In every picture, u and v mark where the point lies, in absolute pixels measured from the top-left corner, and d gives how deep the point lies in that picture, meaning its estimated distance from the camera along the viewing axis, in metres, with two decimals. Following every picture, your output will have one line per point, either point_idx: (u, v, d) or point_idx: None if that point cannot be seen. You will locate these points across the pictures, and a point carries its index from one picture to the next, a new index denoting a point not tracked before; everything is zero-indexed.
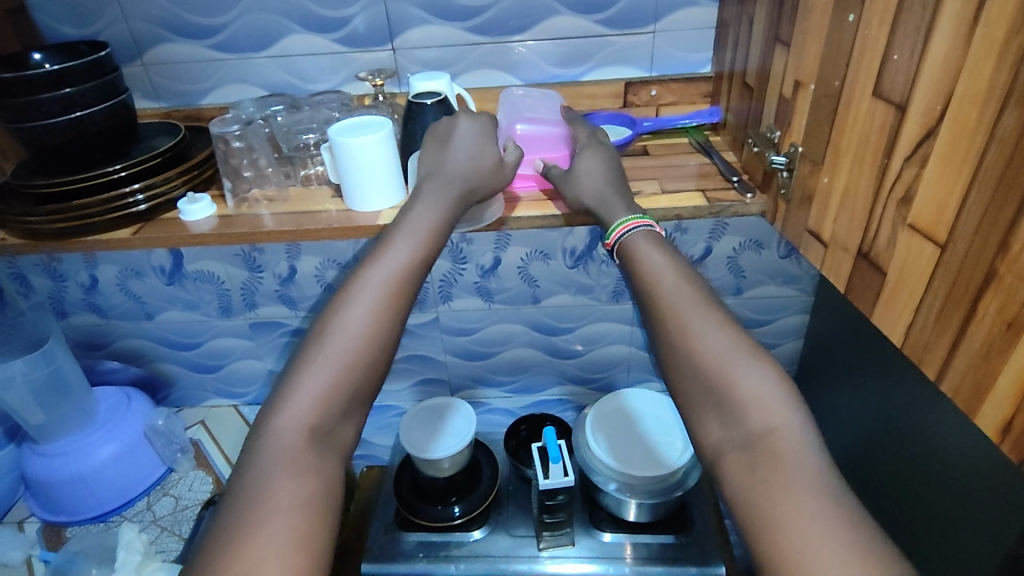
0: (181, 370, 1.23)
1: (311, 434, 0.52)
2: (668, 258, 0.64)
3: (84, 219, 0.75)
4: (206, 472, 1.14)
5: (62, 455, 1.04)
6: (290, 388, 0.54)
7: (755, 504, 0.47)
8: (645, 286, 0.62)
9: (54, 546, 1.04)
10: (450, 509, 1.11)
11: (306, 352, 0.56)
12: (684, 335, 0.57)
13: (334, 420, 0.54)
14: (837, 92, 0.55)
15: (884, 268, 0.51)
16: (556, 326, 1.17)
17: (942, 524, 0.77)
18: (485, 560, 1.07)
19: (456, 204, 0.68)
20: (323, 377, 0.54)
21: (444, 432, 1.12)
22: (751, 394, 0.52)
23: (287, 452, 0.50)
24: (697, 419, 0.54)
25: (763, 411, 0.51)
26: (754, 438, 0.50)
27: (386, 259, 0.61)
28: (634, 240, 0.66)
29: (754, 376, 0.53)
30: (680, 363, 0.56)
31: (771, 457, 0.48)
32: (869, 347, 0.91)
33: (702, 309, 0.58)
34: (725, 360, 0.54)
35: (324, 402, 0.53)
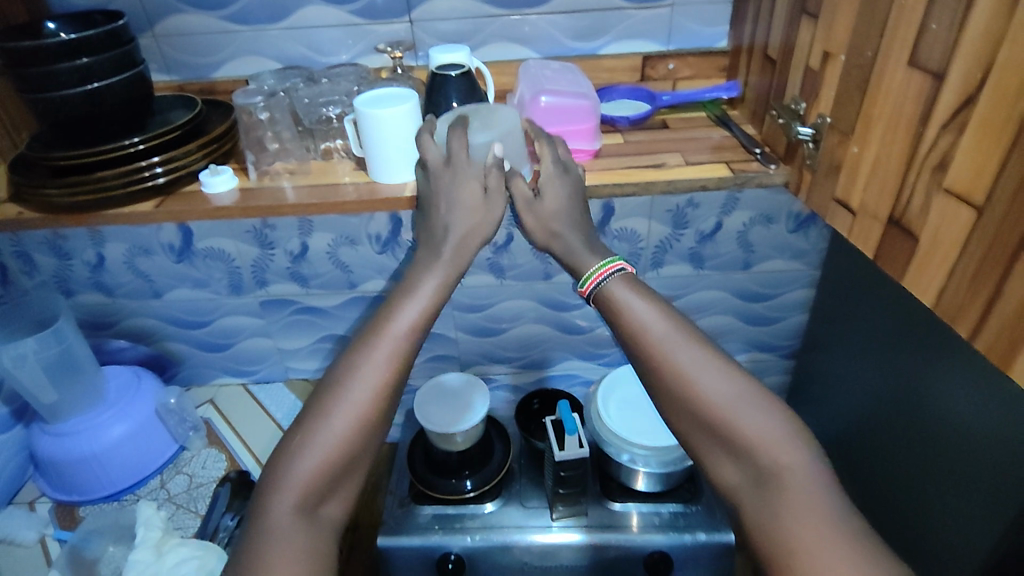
0: (189, 349, 1.22)
1: (299, 512, 0.59)
2: (647, 301, 0.67)
3: (104, 192, 0.74)
4: (220, 451, 1.15)
5: (74, 434, 1.04)
6: (295, 450, 0.60)
7: (775, 543, 0.56)
8: (630, 336, 0.66)
9: (68, 525, 1.04)
10: (464, 483, 1.13)
11: (295, 436, 0.62)
12: (685, 387, 0.62)
13: (320, 499, 0.60)
14: (869, 62, 0.56)
15: (917, 233, 0.52)
16: (567, 302, 1.18)
17: (947, 487, 0.80)
18: (499, 532, 1.09)
19: (454, 270, 0.69)
20: (313, 462, 0.60)
21: (459, 406, 1.13)
22: (756, 433, 0.59)
23: (277, 530, 0.57)
24: (710, 459, 0.62)
25: (772, 451, 0.59)
26: (768, 480, 0.58)
27: (381, 336, 0.64)
28: (613, 284, 0.69)
29: (763, 415, 0.60)
30: (682, 411, 0.63)
31: (783, 492, 0.57)
32: (877, 318, 0.93)
33: (704, 357, 0.63)
34: (728, 409, 0.61)
35: (317, 474, 0.60)
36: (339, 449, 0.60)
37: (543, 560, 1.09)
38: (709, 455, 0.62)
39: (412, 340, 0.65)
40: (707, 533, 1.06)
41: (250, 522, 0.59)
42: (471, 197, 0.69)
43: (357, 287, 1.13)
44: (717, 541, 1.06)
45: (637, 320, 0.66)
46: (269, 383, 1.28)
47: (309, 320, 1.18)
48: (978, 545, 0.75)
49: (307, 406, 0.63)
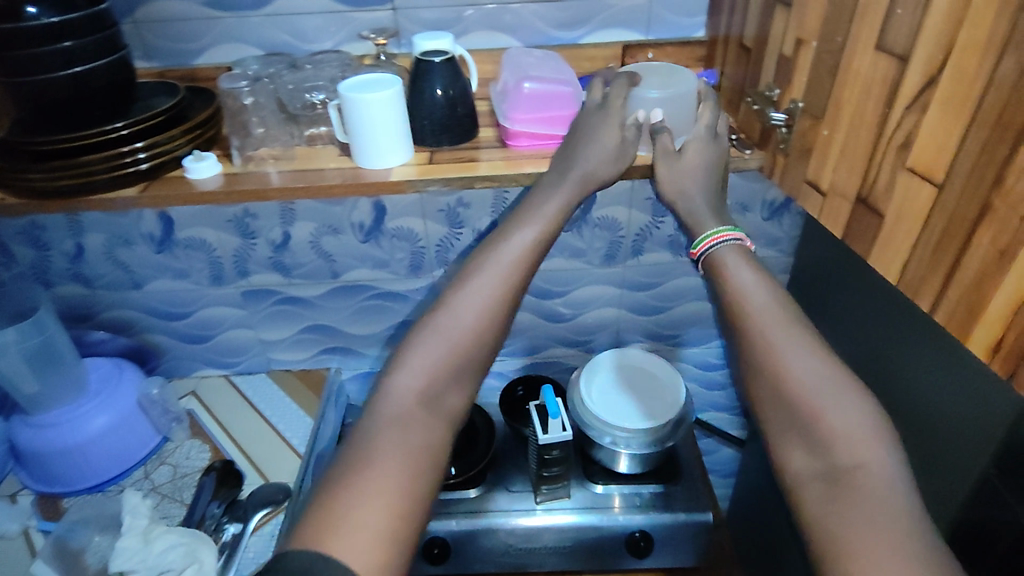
0: (171, 340, 1.21)
1: (424, 402, 0.61)
2: (757, 275, 0.71)
3: (87, 178, 0.74)
4: (203, 441, 1.14)
5: (56, 425, 1.03)
6: (401, 358, 0.64)
7: (832, 527, 0.55)
8: (731, 298, 0.71)
9: (51, 516, 1.03)
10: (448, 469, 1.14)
11: (423, 332, 0.66)
12: (771, 350, 0.66)
13: (439, 394, 0.63)
14: (839, 48, 0.58)
15: (882, 210, 0.55)
16: (549, 289, 1.19)
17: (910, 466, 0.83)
18: (484, 516, 1.10)
19: (576, 198, 0.76)
20: (437, 362, 0.64)
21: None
22: (838, 424, 0.60)
23: (401, 415, 0.59)
24: (778, 436, 0.63)
25: (849, 443, 0.59)
26: (842, 470, 0.58)
27: (505, 255, 0.71)
28: (723, 252, 0.73)
29: (846, 406, 0.61)
30: (767, 381, 0.65)
31: (851, 485, 0.56)
32: (845, 302, 0.96)
33: (798, 333, 0.67)
34: (816, 386, 0.62)
35: (431, 375, 0.63)
36: (462, 349, 0.65)
37: (527, 542, 1.11)
38: (778, 432, 0.63)
39: (530, 258, 0.72)
40: (686, 513, 1.09)
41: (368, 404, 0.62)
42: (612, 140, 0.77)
43: (341, 276, 1.14)
44: (696, 520, 1.09)
45: (739, 282, 0.71)
46: (253, 373, 1.28)
47: (293, 310, 1.18)
48: (940, 518, 0.77)
49: (425, 319, 0.67)
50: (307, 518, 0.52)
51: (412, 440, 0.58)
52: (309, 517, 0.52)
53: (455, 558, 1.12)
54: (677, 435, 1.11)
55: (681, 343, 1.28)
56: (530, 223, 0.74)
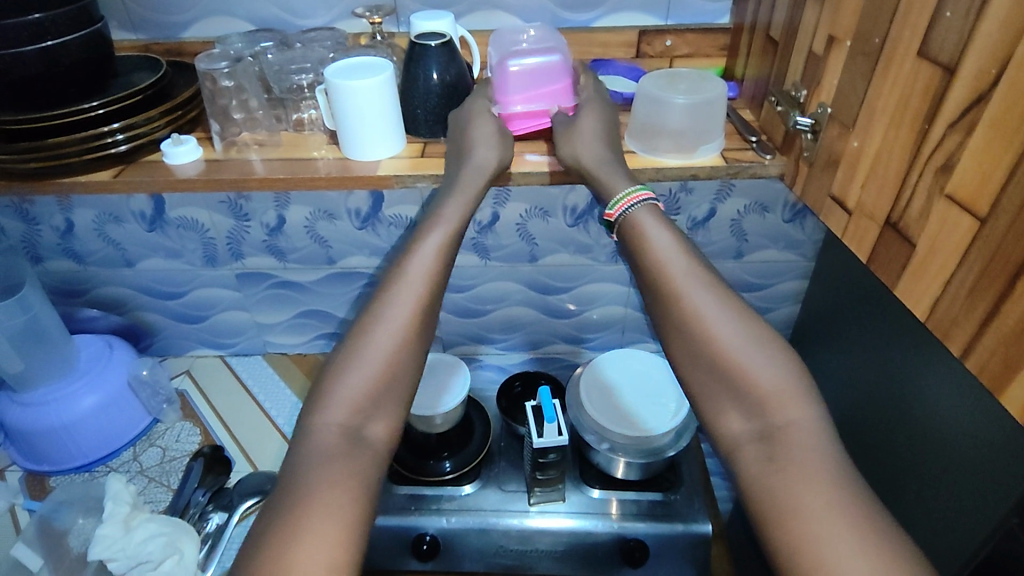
0: (164, 319, 1.19)
1: (344, 436, 0.59)
2: (670, 233, 0.68)
3: (60, 160, 0.70)
4: (194, 424, 1.12)
5: (43, 404, 1.01)
6: (335, 384, 0.61)
7: (778, 505, 0.53)
8: (652, 262, 0.67)
9: (38, 495, 1.02)
10: (442, 464, 1.11)
11: (340, 356, 0.63)
12: (694, 313, 0.63)
13: (364, 419, 0.60)
14: (877, 50, 0.51)
15: (914, 239, 0.49)
16: (552, 285, 1.14)
17: (923, 498, 0.77)
18: (476, 514, 1.07)
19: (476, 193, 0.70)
20: (356, 378, 0.61)
21: (439, 391, 1.11)
22: (767, 381, 0.59)
23: (321, 455, 0.58)
24: (712, 405, 0.61)
25: (782, 404, 0.58)
26: (774, 429, 0.57)
27: (408, 257, 0.67)
28: (638, 213, 0.69)
29: (767, 361, 0.60)
30: (696, 351, 0.63)
31: (789, 449, 0.56)
32: (868, 316, 0.89)
33: (718, 290, 0.65)
34: (736, 348, 0.61)
35: (364, 395, 0.61)
36: (386, 355, 0.63)
37: (520, 545, 1.08)
38: (711, 399, 0.61)
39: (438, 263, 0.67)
40: (684, 524, 1.05)
41: (297, 446, 0.59)
42: (490, 130, 0.72)
43: (336, 263, 1.09)
44: (694, 532, 1.05)
45: (657, 246, 0.67)
46: (247, 356, 1.25)
47: (287, 295, 1.15)
48: (954, 564, 0.71)
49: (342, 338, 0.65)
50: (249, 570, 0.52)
51: (340, 478, 0.56)
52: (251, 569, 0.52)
53: (444, 558, 1.10)
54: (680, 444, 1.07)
55: None
56: (441, 226, 0.68)
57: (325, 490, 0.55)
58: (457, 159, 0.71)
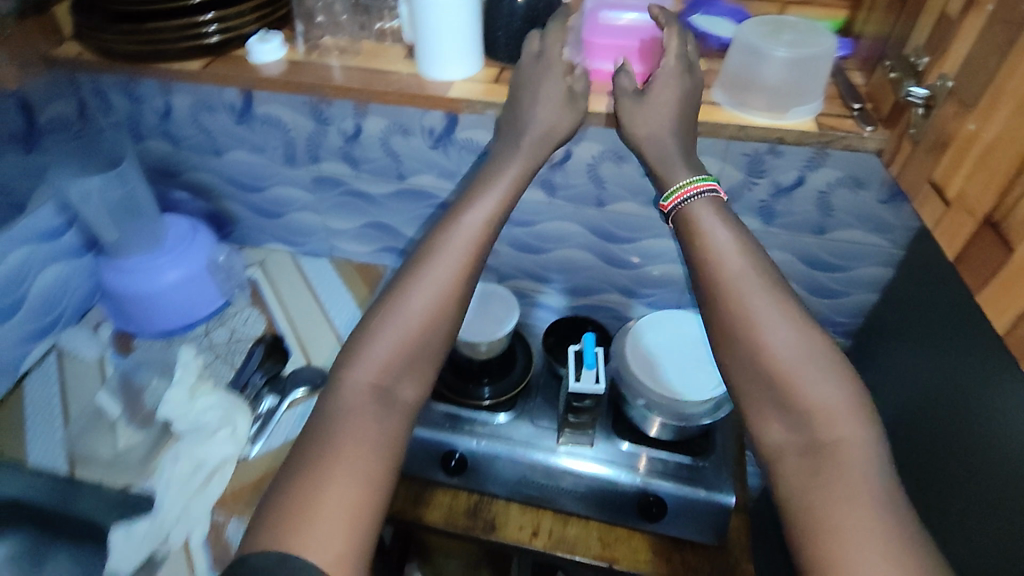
0: (245, 211, 1.26)
1: (375, 393, 0.63)
2: (733, 231, 0.65)
3: (157, 45, 0.73)
4: (260, 312, 1.21)
5: (132, 272, 1.10)
6: (372, 336, 0.65)
7: (815, 518, 0.53)
8: (705, 260, 0.64)
9: (123, 350, 1.15)
10: (481, 389, 1.15)
11: (379, 311, 0.67)
12: (749, 320, 0.60)
13: (395, 380, 0.64)
14: (1021, 20, 0.44)
15: (1013, 245, 0.43)
16: (616, 234, 1.12)
17: (967, 516, 0.74)
18: (505, 442, 1.11)
19: (532, 162, 0.70)
20: (392, 342, 0.64)
21: (486, 319, 1.13)
22: (819, 399, 0.57)
23: (352, 408, 0.61)
24: (758, 414, 0.60)
25: (836, 426, 0.56)
26: (820, 445, 0.56)
27: (464, 219, 0.68)
28: (696, 207, 0.66)
29: (819, 381, 0.58)
30: (746, 360, 0.60)
31: (835, 465, 0.55)
32: (946, 319, 0.83)
33: (777, 300, 0.61)
34: (792, 361, 0.58)
35: (397, 350, 0.64)
36: (426, 322, 0.65)
37: (544, 480, 1.10)
38: (757, 407, 0.60)
39: (487, 233, 0.68)
40: (709, 491, 1.04)
41: (328, 395, 0.63)
42: (556, 94, 0.69)
43: (407, 179, 1.11)
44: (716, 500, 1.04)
45: (714, 245, 0.64)
46: (316, 257, 1.31)
47: (357, 204, 1.18)
48: None
49: (380, 298, 0.67)
50: (276, 500, 0.56)
51: (364, 435, 0.60)
52: (276, 500, 0.56)
53: (472, 478, 1.14)
54: (714, 415, 1.06)
55: None
56: (493, 198, 0.69)
57: (352, 449, 0.59)
58: (521, 94, 0.69)
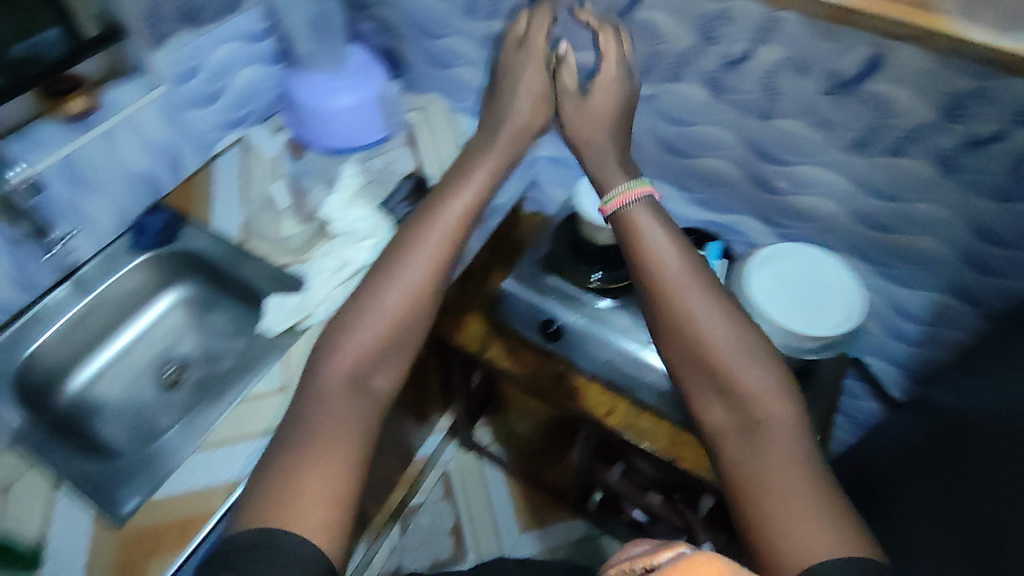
0: (416, 56, 1.33)
1: (350, 381, 0.76)
2: (674, 237, 0.83)
3: None
4: (411, 155, 1.31)
5: (317, 87, 1.24)
6: (352, 325, 0.80)
7: (751, 484, 0.67)
8: (650, 265, 0.82)
9: (295, 156, 1.29)
10: (592, 273, 1.19)
11: (355, 306, 0.82)
12: (685, 316, 0.78)
13: (369, 371, 0.78)
14: None
15: None
16: (772, 153, 1.09)
17: (924, 532, 0.70)
18: (603, 323, 1.18)
19: (509, 147, 0.97)
20: (369, 335, 0.79)
21: (615, 204, 1.14)
22: (752, 383, 0.73)
23: (328, 394, 0.75)
24: (699, 398, 0.77)
25: (766, 405, 0.72)
26: (754, 423, 0.71)
27: (472, 177, 0.93)
28: (632, 210, 0.86)
29: (752, 368, 0.75)
30: (690, 351, 0.78)
31: (763, 437, 0.69)
32: (1006, 352, 0.79)
33: (698, 285, 0.79)
34: (728, 352, 0.75)
35: (376, 337, 0.79)
36: (409, 299, 0.82)
37: (631, 369, 1.17)
38: (699, 390, 0.77)
39: (467, 216, 0.90)
40: None
41: (309, 385, 0.76)
42: (526, 108, 0.97)
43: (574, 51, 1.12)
44: None
45: (653, 242, 0.83)
46: (470, 115, 1.38)
47: None
48: None
49: (368, 279, 0.84)
50: (266, 475, 0.67)
51: (337, 414, 0.73)
52: (267, 474, 0.67)
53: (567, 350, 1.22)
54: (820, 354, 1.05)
55: (884, 272, 1.15)
56: (465, 199, 0.90)
57: (330, 426, 0.71)
58: (507, 88, 0.98)
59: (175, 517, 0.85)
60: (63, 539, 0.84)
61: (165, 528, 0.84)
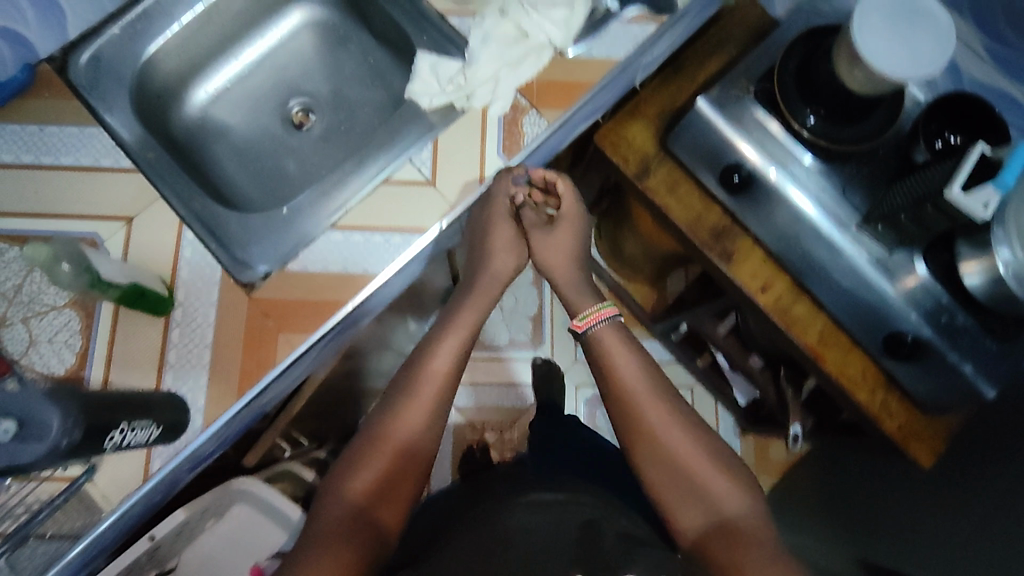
0: None
1: (356, 512, 0.70)
2: (631, 348, 0.80)
3: None
4: None
5: None
6: (350, 467, 0.73)
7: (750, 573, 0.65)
8: (619, 402, 0.78)
9: None
10: (809, 117, 0.94)
11: (345, 461, 0.75)
12: (660, 439, 0.74)
13: (372, 504, 0.71)
14: None
15: None
16: None
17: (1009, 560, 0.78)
18: (795, 184, 0.98)
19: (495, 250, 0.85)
20: (367, 479, 0.72)
21: (910, 43, 0.79)
22: (721, 489, 0.72)
23: (334, 524, 0.68)
24: (673, 503, 0.73)
25: (728, 495, 0.72)
26: (727, 519, 0.71)
27: (448, 334, 0.80)
28: (602, 330, 0.81)
29: (718, 476, 0.73)
30: (665, 467, 0.74)
31: (747, 534, 0.69)
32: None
33: (665, 407, 0.77)
34: (700, 461, 0.74)
35: (375, 450, 0.73)
36: (413, 437, 0.74)
37: (814, 252, 0.98)
38: (674, 499, 0.73)
39: (446, 388, 0.78)
40: (976, 371, 0.94)
41: (317, 512, 0.71)
42: (506, 240, 0.85)
43: None
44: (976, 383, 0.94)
45: (623, 364, 0.79)
46: None
47: None
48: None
49: (358, 437, 0.76)
50: None
51: (344, 542, 0.66)
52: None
53: (743, 206, 0.99)
54: None
55: None
56: (455, 334, 0.80)
57: (336, 549, 0.65)
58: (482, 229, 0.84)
59: (307, 297, 0.81)
60: (194, 290, 0.80)
61: (296, 307, 0.81)
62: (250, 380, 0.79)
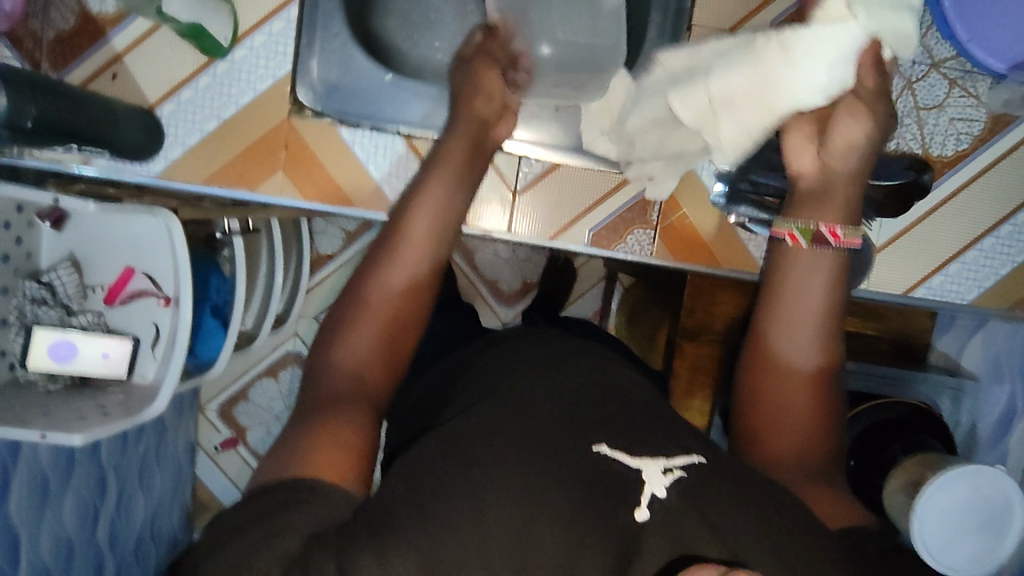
0: None
1: (355, 378, 0.48)
2: (821, 266, 0.53)
3: None
4: (960, 145, 0.79)
5: None
6: (334, 331, 0.50)
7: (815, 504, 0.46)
8: (768, 312, 0.53)
9: None
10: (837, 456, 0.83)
11: (333, 319, 0.51)
12: (776, 375, 0.51)
13: (373, 365, 0.49)
14: None
15: None
16: None
17: None
18: None
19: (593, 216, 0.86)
20: (355, 342, 0.49)
21: (957, 535, 0.69)
22: (810, 429, 0.50)
23: (320, 400, 0.46)
24: (763, 428, 0.51)
25: (815, 439, 0.50)
26: (803, 459, 0.49)
27: (420, 201, 0.55)
28: (808, 256, 0.53)
29: (815, 420, 0.50)
30: (771, 396, 0.51)
31: (818, 480, 0.48)
32: None
33: (800, 388, 0.51)
34: (811, 402, 0.50)
35: (367, 295, 0.50)
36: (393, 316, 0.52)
37: None
38: (758, 433, 0.51)
39: (434, 248, 0.53)
40: None
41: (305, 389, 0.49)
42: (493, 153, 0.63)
43: None
44: None
45: (796, 292, 0.53)
46: None
47: None
48: None
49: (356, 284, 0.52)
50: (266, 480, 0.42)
51: (332, 424, 0.44)
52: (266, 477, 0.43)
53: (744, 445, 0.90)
54: None
55: None
56: (430, 205, 0.54)
57: (323, 444, 0.43)
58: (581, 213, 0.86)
59: (323, 166, 0.78)
60: (251, 61, 0.76)
61: (313, 167, 0.78)
62: (227, 178, 0.78)
